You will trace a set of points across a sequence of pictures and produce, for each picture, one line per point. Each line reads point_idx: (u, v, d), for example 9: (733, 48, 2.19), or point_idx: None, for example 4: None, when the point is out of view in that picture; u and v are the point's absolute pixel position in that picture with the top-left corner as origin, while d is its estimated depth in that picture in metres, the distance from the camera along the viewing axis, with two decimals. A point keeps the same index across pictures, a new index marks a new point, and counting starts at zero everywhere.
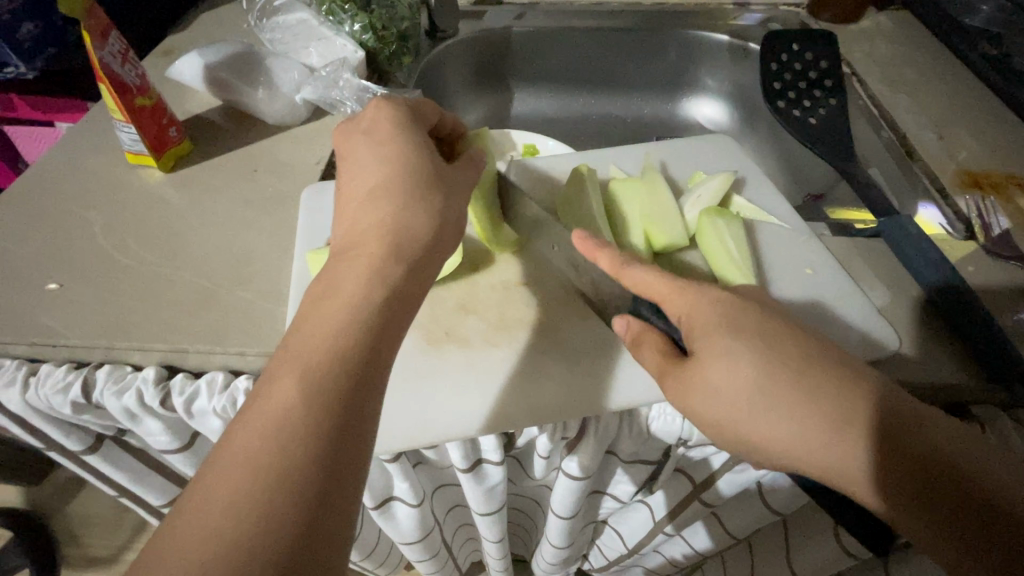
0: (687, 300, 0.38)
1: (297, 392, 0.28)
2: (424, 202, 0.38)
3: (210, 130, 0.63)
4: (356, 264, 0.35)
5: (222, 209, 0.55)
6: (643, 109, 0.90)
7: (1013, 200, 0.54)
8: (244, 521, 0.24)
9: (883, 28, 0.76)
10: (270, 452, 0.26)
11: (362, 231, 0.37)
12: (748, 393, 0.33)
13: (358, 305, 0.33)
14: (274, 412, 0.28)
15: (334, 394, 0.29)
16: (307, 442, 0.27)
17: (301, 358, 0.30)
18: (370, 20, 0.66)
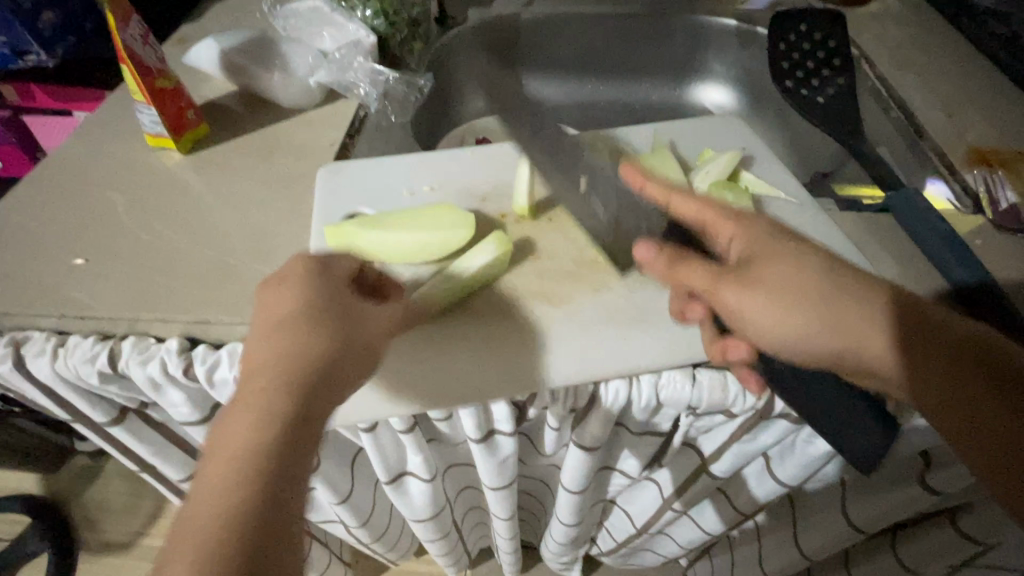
0: (741, 224, 0.43)
1: (230, 483, 0.30)
2: (303, 284, 0.40)
3: (227, 114, 0.65)
4: (279, 335, 0.37)
5: (240, 188, 0.56)
6: (650, 95, 0.90)
7: (1021, 176, 0.54)
8: (207, 566, 0.27)
9: (892, 10, 0.76)
10: (200, 556, 0.27)
11: (279, 309, 0.38)
12: (794, 293, 0.39)
13: (277, 385, 0.35)
14: (207, 506, 0.29)
15: (254, 486, 0.30)
16: (223, 545, 0.28)
17: (226, 451, 0.31)
18: (382, 5, 0.67)
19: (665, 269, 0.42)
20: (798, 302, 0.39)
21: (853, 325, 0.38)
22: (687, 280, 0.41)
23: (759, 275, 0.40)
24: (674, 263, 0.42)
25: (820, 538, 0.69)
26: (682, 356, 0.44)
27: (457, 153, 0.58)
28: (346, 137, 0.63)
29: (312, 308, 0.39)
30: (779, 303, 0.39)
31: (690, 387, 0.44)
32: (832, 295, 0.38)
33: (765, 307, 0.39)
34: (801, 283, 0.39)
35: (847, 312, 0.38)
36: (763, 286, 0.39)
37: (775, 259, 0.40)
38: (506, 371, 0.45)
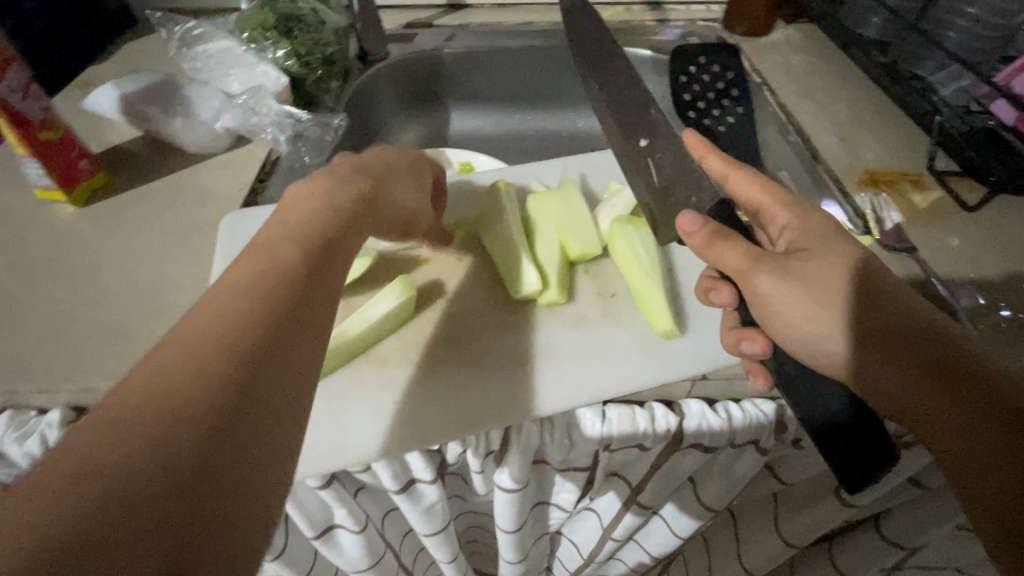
0: (792, 212, 0.42)
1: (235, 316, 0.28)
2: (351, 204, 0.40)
3: (129, 161, 0.62)
4: (316, 214, 0.37)
5: (138, 241, 0.54)
6: (576, 123, 0.93)
7: (906, 196, 0.58)
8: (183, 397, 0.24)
9: (791, 40, 0.81)
10: (189, 371, 0.25)
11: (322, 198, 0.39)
12: (831, 278, 0.38)
13: (300, 259, 0.33)
14: (199, 334, 0.27)
15: (268, 331, 0.29)
16: (237, 367, 0.26)
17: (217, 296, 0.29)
18: (293, 47, 0.66)
19: (701, 244, 0.42)
20: (829, 293, 0.38)
21: (864, 321, 0.37)
22: (718, 258, 0.41)
23: (801, 266, 0.39)
24: (715, 236, 0.42)
25: (759, 552, 0.70)
26: (591, 393, 0.44)
27: None
28: (256, 180, 0.61)
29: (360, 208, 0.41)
30: (811, 292, 0.38)
31: (599, 423, 0.44)
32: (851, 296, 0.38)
33: (794, 295, 0.38)
34: (834, 277, 0.38)
35: (871, 313, 0.37)
36: (804, 275, 0.39)
37: (824, 254, 0.39)
38: (470, 403, 0.44)
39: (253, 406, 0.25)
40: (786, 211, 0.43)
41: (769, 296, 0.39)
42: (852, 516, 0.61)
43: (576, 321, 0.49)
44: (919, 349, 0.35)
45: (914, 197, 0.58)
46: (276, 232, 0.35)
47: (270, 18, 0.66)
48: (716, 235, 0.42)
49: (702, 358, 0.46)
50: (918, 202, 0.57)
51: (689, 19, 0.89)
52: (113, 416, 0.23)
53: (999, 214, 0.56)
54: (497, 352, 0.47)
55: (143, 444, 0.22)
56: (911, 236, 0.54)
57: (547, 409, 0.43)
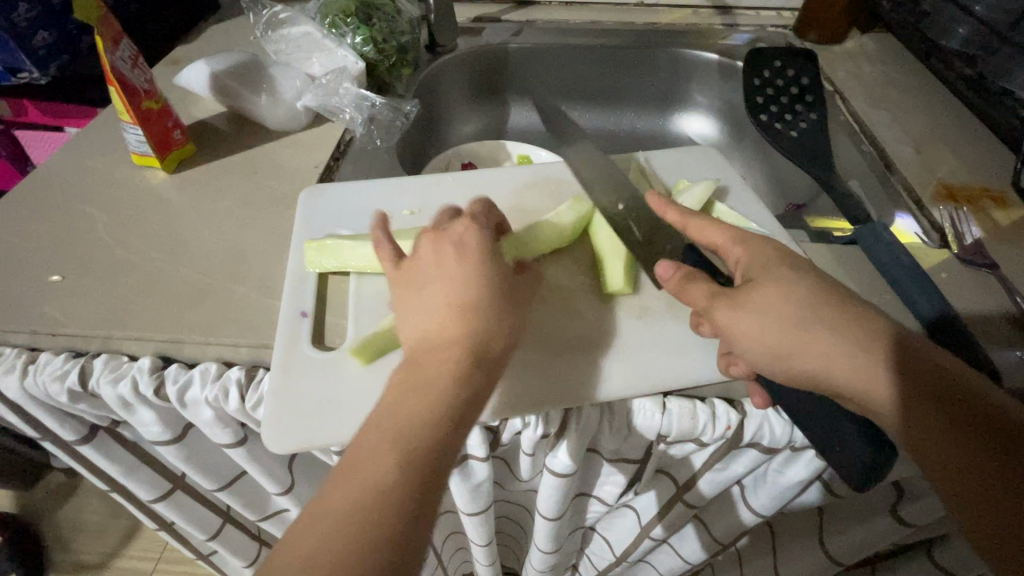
0: (747, 246, 0.42)
1: (361, 501, 0.30)
2: (482, 339, 0.38)
3: (214, 135, 0.66)
4: (443, 382, 0.36)
5: (223, 208, 0.57)
6: (635, 124, 0.93)
7: (987, 212, 0.56)
8: None
9: (867, 49, 0.80)
10: None
11: (448, 334, 0.38)
12: (789, 309, 0.38)
13: (421, 444, 0.33)
14: (328, 528, 0.29)
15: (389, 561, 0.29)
16: None
17: (351, 483, 0.31)
18: (371, 33, 0.69)
19: (675, 286, 0.42)
20: (790, 322, 0.37)
21: (825, 343, 0.37)
22: (690, 300, 0.41)
23: (748, 293, 0.39)
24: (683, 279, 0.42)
25: (800, 569, 0.69)
26: (651, 382, 0.45)
27: (436, 178, 0.59)
28: (331, 158, 0.64)
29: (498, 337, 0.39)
30: (770, 322, 0.38)
31: (659, 414, 0.44)
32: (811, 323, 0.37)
33: (749, 322, 0.38)
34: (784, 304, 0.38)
35: (834, 339, 0.37)
36: (759, 307, 0.38)
37: (780, 286, 0.39)
38: (541, 384, 0.45)
39: None
40: (739, 245, 0.42)
41: (729, 328, 0.39)
42: (904, 538, 0.59)
43: (638, 314, 0.49)
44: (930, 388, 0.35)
45: (996, 214, 0.56)
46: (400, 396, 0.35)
47: (351, 5, 0.69)
48: (687, 275, 0.42)
49: None
50: (1001, 219, 0.55)
51: (758, 25, 0.88)
52: None
53: None
54: (559, 337, 0.48)
55: None
56: (991, 252, 0.52)
57: (614, 394, 0.45)
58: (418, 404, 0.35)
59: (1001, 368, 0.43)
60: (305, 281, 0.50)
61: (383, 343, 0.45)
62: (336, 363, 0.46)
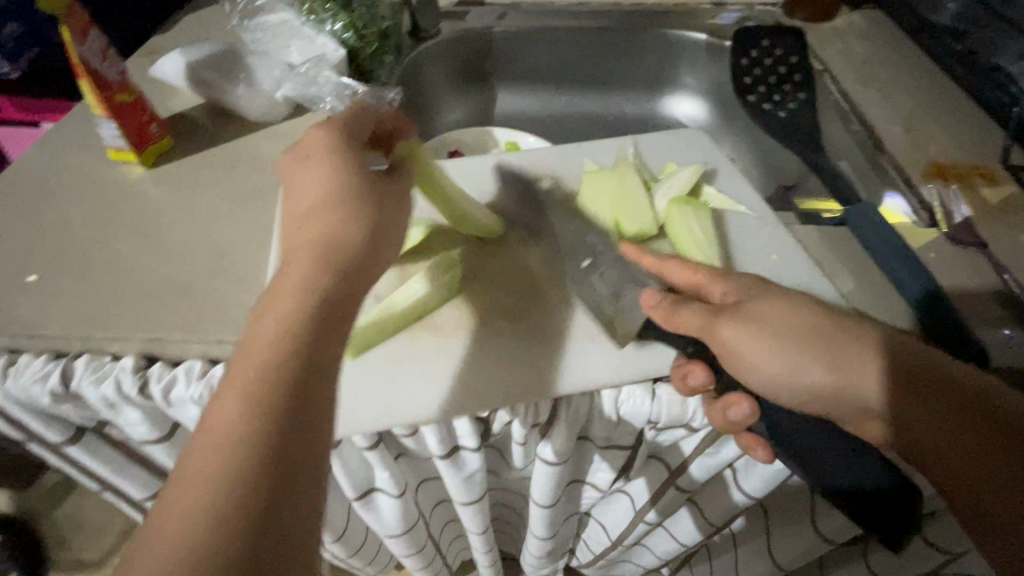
0: (727, 282, 0.42)
1: (241, 400, 0.29)
2: (348, 224, 0.38)
3: (192, 127, 0.64)
4: (308, 269, 0.35)
5: (203, 202, 0.55)
6: (623, 107, 0.91)
7: (975, 189, 0.55)
8: (219, 486, 0.26)
9: (856, 26, 0.79)
10: (205, 485, 0.26)
11: (310, 237, 0.37)
12: (786, 329, 0.38)
13: (302, 321, 0.33)
14: (211, 437, 0.28)
15: (287, 419, 0.29)
16: (255, 471, 0.27)
17: (233, 378, 0.30)
18: (351, 19, 0.68)
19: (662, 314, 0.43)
20: (787, 338, 0.38)
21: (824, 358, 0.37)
22: (682, 325, 0.42)
23: (749, 314, 0.39)
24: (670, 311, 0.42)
25: (793, 547, 0.69)
26: (642, 369, 0.45)
27: None
28: None
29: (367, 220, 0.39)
30: (775, 336, 0.38)
31: (648, 401, 0.44)
32: (820, 349, 0.37)
33: (756, 341, 0.38)
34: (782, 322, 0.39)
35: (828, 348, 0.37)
36: (754, 323, 0.39)
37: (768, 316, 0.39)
38: (533, 373, 0.45)
39: (295, 457, 0.28)
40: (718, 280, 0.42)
41: (735, 347, 0.39)
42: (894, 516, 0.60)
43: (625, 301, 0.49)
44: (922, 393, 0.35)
45: (985, 191, 0.55)
46: (273, 296, 0.35)
47: None
48: (673, 305, 0.42)
49: None
50: (989, 196, 0.54)
51: (747, 3, 0.87)
52: (168, 522, 0.25)
53: None
54: (547, 327, 0.48)
55: (209, 534, 0.25)
56: (981, 231, 0.51)
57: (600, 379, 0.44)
58: (283, 302, 0.34)
59: (989, 347, 0.43)
60: None
61: (369, 337, 0.45)
62: None
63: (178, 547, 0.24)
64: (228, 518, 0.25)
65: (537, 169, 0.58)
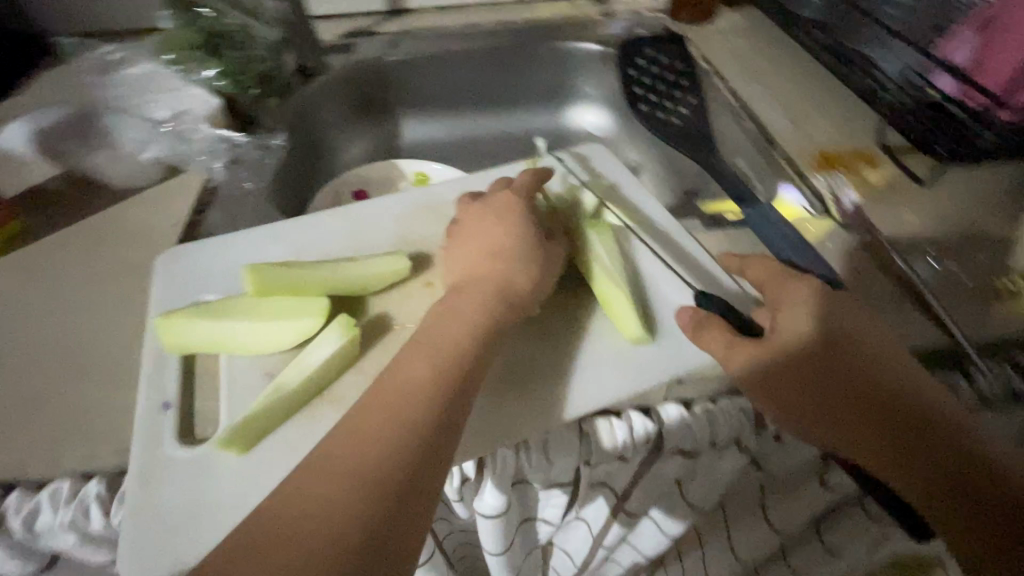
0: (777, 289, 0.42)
1: (375, 449, 0.30)
2: (497, 272, 0.41)
3: (49, 204, 0.57)
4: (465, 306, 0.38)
5: (64, 292, 0.49)
6: (531, 123, 0.91)
7: (860, 174, 0.57)
8: (351, 502, 0.28)
9: (736, 24, 0.82)
10: (339, 497, 0.28)
11: (477, 271, 0.41)
12: (815, 354, 0.39)
13: (452, 362, 0.35)
14: (358, 445, 0.30)
15: (419, 454, 0.31)
16: (382, 500, 0.28)
17: (394, 393, 0.33)
18: (223, 65, 0.64)
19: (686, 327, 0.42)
20: (808, 368, 0.39)
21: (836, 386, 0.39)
22: (705, 347, 0.41)
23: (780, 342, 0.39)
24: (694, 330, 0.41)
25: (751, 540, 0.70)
26: (570, 409, 0.41)
27: (317, 216, 0.53)
28: (193, 213, 0.57)
29: (494, 292, 0.40)
30: (796, 368, 0.39)
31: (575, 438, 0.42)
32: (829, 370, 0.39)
33: (779, 371, 0.39)
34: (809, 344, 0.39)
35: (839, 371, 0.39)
36: (782, 353, 0.39)
37: (813, 331, 0.40)
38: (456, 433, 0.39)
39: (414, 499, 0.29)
40: (778, 286, 0.42)
41: (754, 379, 0.39)
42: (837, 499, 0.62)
43: (551, 336, 0.44)
44: (901, 411, 0.38)
45: (868, 176, 0.57)
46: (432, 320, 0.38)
47: (195, 36, 0.63)
48: (699, 322, 0.41)
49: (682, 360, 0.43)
50: (873, 179, 0.57)
51: (633, 11, 0.88)
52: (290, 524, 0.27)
53: (951, 184, 0.56)
54: None
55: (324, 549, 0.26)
56: (869, 215, 0.53)
57: (565, 416, 0.40)
58: (445, 328, 0.37)
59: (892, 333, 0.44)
60: (165, 365, 0.41)
61: (261, 420, 0.37)
62: (203, 457, 0.37)
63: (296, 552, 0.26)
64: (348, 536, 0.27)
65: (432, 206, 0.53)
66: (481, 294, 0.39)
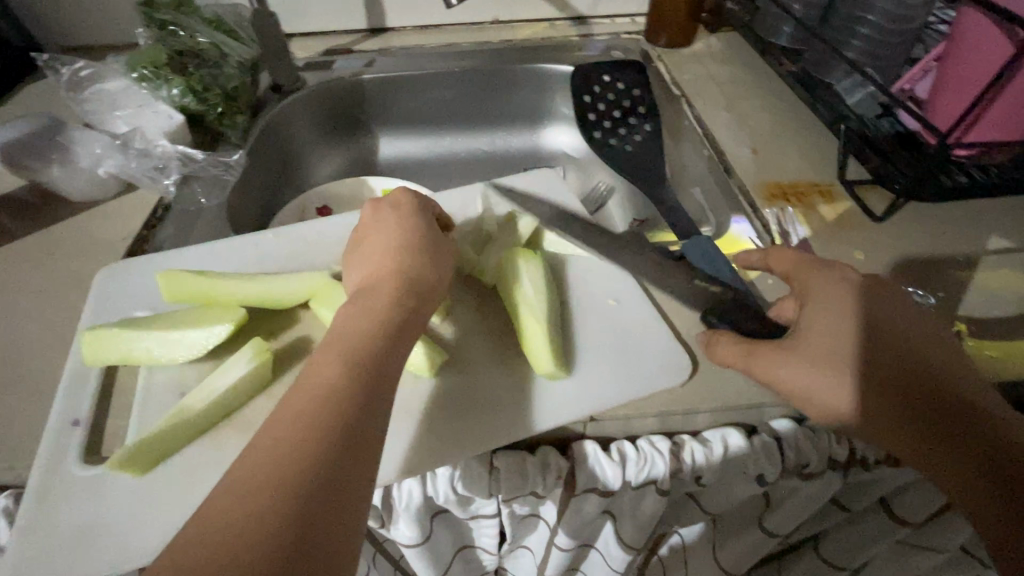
0: (805, 277, 0.42)
1: (284, 456, 0.27)
2: (410, 275, 0.40)
3: (9, 213, 0.58)
4: (377, 304, 0.37)
5: (6, 301, 0.50)
6: (507, 142, 0.91)
7: (815, 209, 0.56)
8: (266, 506, 0.25)
9: (713, 49, 0.81)
10: (257, 496, 0.25)
11: (387, 272, 0.40)
12: (837, 341, 0.38)
13: (360, 362, 0.33)
14: (269, 452, 0.27)
15: (337, 448, 0.28)
16: (300, 497, 0.26)
17: (301, 395, 0.30)
18: (188, 84, 0.64)
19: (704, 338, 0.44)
20: (826, 358, 0.37)
21: (848, 388, 0.37)
22: (721, 358, 0.42)
23: (802, 330, 0.39)
24: (708, 342, 0.43)
25: None
26: (474, 448, 0.40)
27: (260, 235, 0.53)
28: (144, 227, 0.58)
29: (403, 297, 0.38)
30: (813, 360, 0.37)
31: (483, 475, 0.41)
32: (844, 364, 0.37)
33: (799, 364, 0.38)
34: (836, 339, 0.38)
35: (848, 374, 0.37)
36: (798, 343, 0.38)
37: (835, 311, 0.39)
38: None
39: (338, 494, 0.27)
40: (804, 275, 0.42)
41: (778, 379, 0.38)
42: (788, 540, 0.62)
43: (469, 368, 0.44)
44: (927, 407, 0.36)
45: (823, 210, 0.56)
46: (340, 324, 0.36)
47: (162, 55, 0.64)
48: (709, 337, 0.43)
49: (597, 397, 0.42)
50: (826, 215, 0.55)
51: (613, 33, 0.88)
52: (203, 539, 0.24)
53: (909, 223, 0.54)
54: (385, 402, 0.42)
55: (244, 552, 0.23)
56: (818, 251, 0.52)
57: (538, 425, 0.41)
58: (355, 327, 0.35)
59: None
60: (84, 379, 0.42)
61: (157, 444, 0.37)
62: (107, 476, 0.38)
63: (211, 557, 0.23)
64: (268, 539, 0.24)
65: None
66: (390, 293, 0.38)
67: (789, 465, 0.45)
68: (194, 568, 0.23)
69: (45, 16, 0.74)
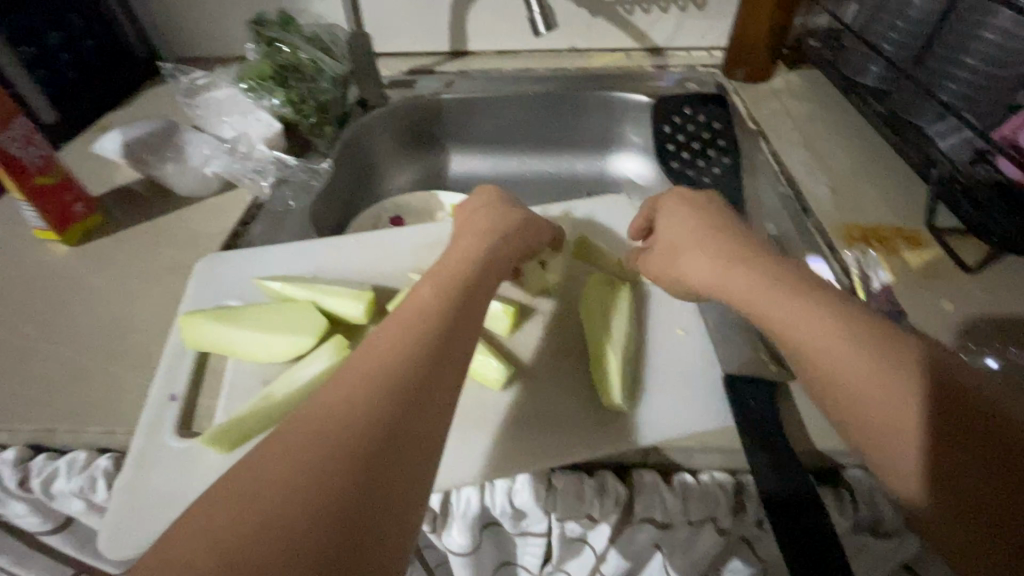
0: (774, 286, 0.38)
1: (391, 352, 0.29)
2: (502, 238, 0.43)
3: (126, 203, 0.65)
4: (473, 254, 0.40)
5: (119, 281, 0.55)
6: (573, 165, 0.93)
7: (898, 254, 0.54)
8: (377, 389, 0.27)
9: (792, 86, 0.80)
10: (371, 380, 0.27)
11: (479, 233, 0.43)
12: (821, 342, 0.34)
13: (454, 295, 0.35)
14: (379, 349, 0.30)
15: (435, 353, 0.30)
16: (404, 384, 0.28)
17: (406, 311, 0.33)
18: (288, 94, 0.70)
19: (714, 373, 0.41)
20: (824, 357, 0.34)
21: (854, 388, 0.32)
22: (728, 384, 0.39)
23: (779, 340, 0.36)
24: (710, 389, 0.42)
25: None
26: (536, 464, 0.41)
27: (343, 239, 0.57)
28: (238, 224, 0.63)
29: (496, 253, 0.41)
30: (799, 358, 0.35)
31: (541, 492, 0.42)
32: (848, 359, 0.33)
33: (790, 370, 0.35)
34: (815, 339, 0.34)
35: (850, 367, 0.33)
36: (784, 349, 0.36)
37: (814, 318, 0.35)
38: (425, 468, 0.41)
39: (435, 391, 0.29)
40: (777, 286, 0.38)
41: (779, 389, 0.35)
42: None
43: (536, 385, 0.45)
44: (944, 407, 0.30)
45: (907, 256, 0.54)
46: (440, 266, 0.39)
47: (267, 69, 0.70)
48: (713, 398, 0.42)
49: (662, 427, 0.42)
50: (911, 260, 0.53)
51: (688, 66, 0.89)
52: (322, 406, 0.26)
53: (1002, 276, 0.52)
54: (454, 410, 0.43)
55: (356, 421, 0.25)
56: (900, 298, 0.50)
57: (639, 441, 0.42)
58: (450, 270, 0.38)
59: None
60: (182, 358, 0.46)
61: (245, 425, 0.40)
62: (199, 450, 0.41)
63: (330, 420, 0.25)
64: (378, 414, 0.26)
65: (446, 243, 0.56)
66: (481, 249, 0.41)
67: (860, 519, 0.42)
68: (314, 427, 0.25)
69: (171, 31, 0.82)
